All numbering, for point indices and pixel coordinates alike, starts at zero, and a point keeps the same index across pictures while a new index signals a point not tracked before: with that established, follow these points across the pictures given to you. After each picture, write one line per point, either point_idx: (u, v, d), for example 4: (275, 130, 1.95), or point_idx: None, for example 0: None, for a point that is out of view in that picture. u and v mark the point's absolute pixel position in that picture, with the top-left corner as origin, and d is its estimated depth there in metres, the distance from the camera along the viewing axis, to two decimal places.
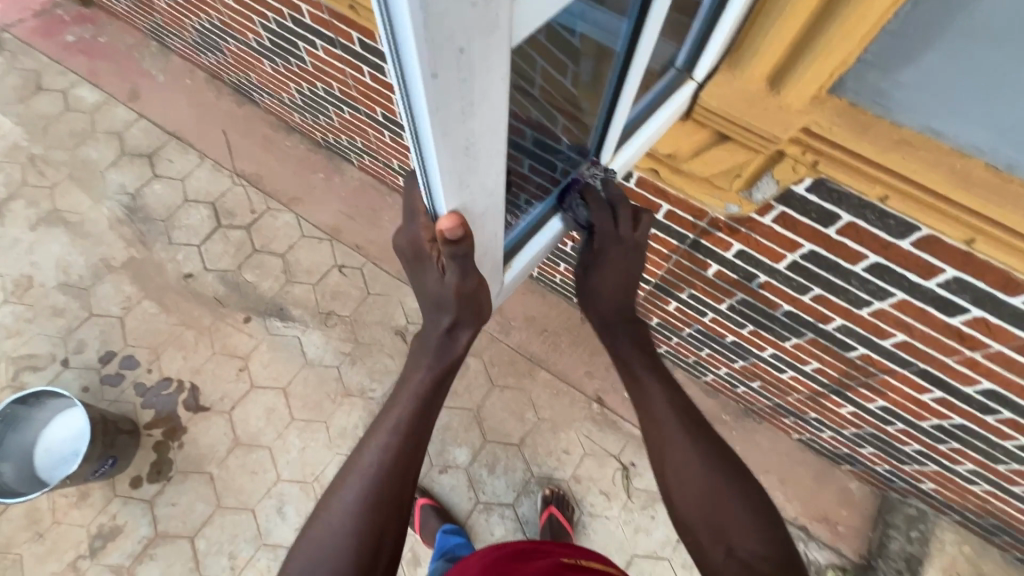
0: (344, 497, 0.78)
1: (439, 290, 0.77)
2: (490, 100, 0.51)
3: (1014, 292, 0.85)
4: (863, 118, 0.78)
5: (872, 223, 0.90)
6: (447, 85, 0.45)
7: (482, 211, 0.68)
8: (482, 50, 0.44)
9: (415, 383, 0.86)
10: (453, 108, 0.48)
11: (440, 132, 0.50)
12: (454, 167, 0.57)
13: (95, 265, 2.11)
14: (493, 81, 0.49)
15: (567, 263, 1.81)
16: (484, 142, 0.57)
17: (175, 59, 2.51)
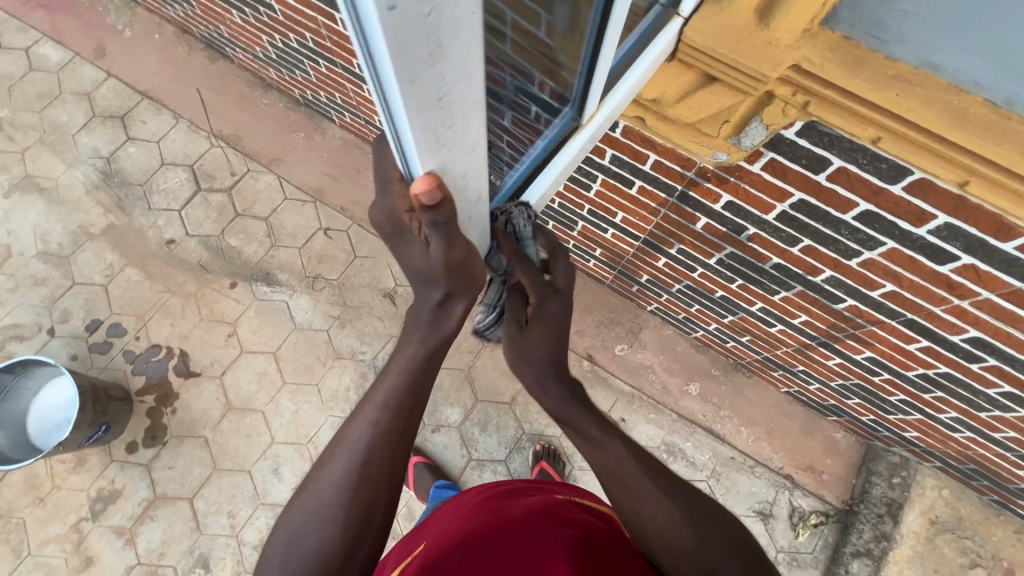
0: (332, 467, 0.73)
1: (425, 265, 0.64)
2: (463, 38, 0.41)
3: (1006, 237, 0.83)
4: (856, 52, 0.73)
5: (864, 167, 0.87)
6: (409, 19, 0.35)
7: (465, 173, 0.58)
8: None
9: (405, 356, 0.75)
10: (419, 50, 0.38)
11: (406, 81, 0.40)
12: (428, 125, 0.46)
13: (74, 232, 2.06)
14: (465, 11, 0.39)
15: (556, 221, 1.77)
16: (458, 91, 0.46)
17: (140, 12, 2.37)
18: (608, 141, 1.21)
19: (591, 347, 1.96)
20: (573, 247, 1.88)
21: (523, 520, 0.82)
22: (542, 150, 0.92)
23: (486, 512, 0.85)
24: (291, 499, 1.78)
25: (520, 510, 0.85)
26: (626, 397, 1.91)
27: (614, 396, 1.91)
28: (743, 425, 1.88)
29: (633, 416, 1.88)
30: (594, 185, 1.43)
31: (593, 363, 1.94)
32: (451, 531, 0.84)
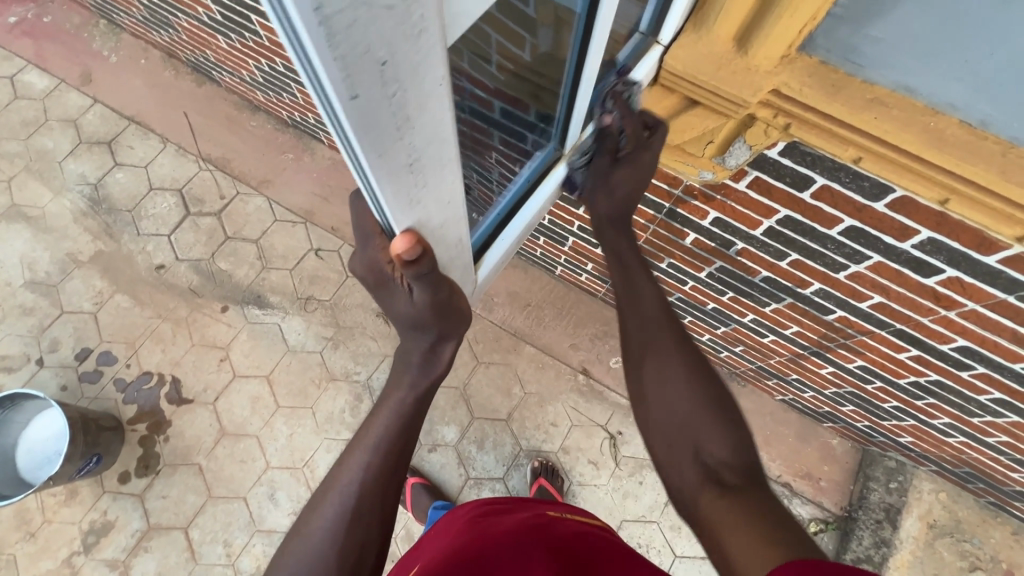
0: (322, 514, 0.73)
1: (411, 311, 0.68)
2: (432, 110, 0.42)
3: (988, 250, 0.84)
4: (834, 77, 0.74)
5: (846, 185, 0.88)
6: (373, 102, 0.36)
7: (442, 224, 0.59)
8: (411, 53, 0.35)
9: (395, 402, 0.79)
10: (386, 126, 0.39)
11: (373, 151, 0.40)
12: (400, 189, 0.47)
13: (62, 260, 2.05)
14: (430, 85, 0.40)
15: (547, 237, 1.78)
16: (429, 154, 0.47)
17: (126, 37, 2.38)
18: None
19: (586, 360, 1.96)
20: (565, 262, 1.88)
21: (513, 539, 0.80)
22: (524, 183, 0.93)
23: (476, 531, 0.83)
24: (287, 525, 1.76)
25: (509, 527, 0.83)
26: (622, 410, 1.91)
27: (610, 409, 1.91)
28: None
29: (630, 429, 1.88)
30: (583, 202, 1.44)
31: (588, 377, 1.94)
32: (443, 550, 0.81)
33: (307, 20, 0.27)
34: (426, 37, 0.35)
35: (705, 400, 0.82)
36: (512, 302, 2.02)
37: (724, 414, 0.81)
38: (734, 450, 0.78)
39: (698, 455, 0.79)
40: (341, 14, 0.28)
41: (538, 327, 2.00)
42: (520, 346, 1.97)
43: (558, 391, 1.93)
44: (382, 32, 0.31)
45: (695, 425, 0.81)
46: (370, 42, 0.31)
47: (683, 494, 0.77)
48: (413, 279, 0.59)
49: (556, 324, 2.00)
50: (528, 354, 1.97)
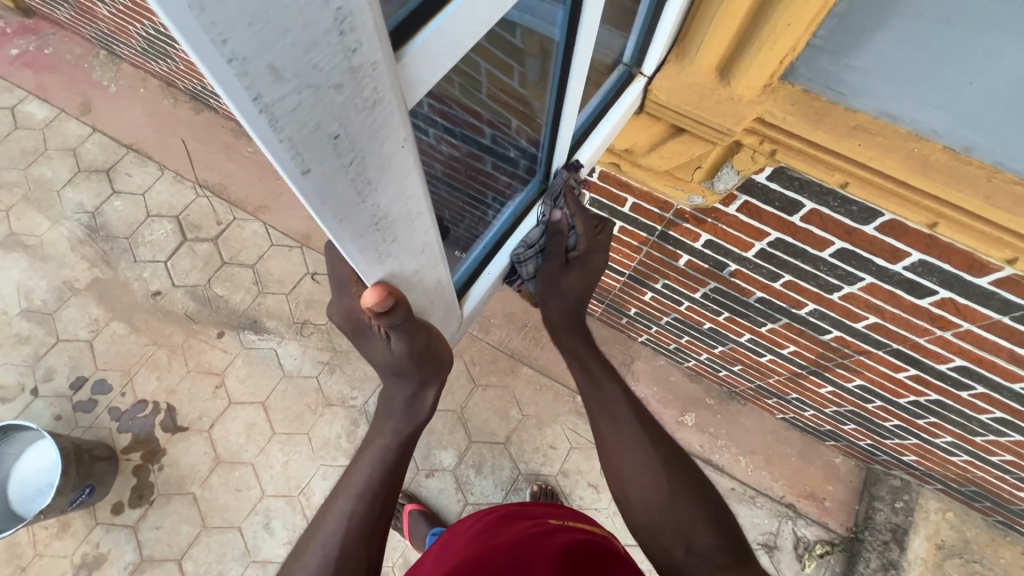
0: (307, 565, 0.70)
1: (389, 356, 0.68)
2: (394, 172, 0.42)
3: (980, 272, 0.84)
4: (817, 105, 0.75)
5: (835, 209, 0.88)
6: (329, 173, 0.37)
7: (417, 270, 0.58)
8: (366, 124, 0.36)
9: (378, 449, 0.78)
10: (345, 193, 0.39)
11: (334, 217, 0.41)
12: (367, 245, 0.47)
13: (58, 288, 2.05)
14: (392, 149, 0.40)
15: None
16: (397, 211, 0.47)
17: (126, 67, 2.41)
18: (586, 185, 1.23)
19: None
20: None
21: (516, 548, 0.77)
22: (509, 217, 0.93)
23: (478, 544, 0.81)
24: (282, 556, 1.72)
25: (511, 537, 0.81)
26: None
27: None
28: (742, 454, 1.85)
29: None
30: None
31: None
32: (446, 563, 0.80)
33: (245, 109, 0.28)
34: (379, 112, 0.36)
35: (679, 493, 0.89)
36: (509, 322, 2.02)
37: (704, 505, 0.88)
38: (718, 536, 0.84)
39: (686, 546, 0.84)
40: (281, 99, 0.29)
41: (535, 348, 1.99)
42: (517, 368, 1.96)
43: (556, 413, 1.91)
44: (330, 110, 0.32)
45: (676, 515, 0.87)
46: (318, 120, 0.32)
47: (670, 569, 0.84)
48: (388, 328, 0.59)
49: (553, 345, 1.99)
50: (525, 376, 1.95)
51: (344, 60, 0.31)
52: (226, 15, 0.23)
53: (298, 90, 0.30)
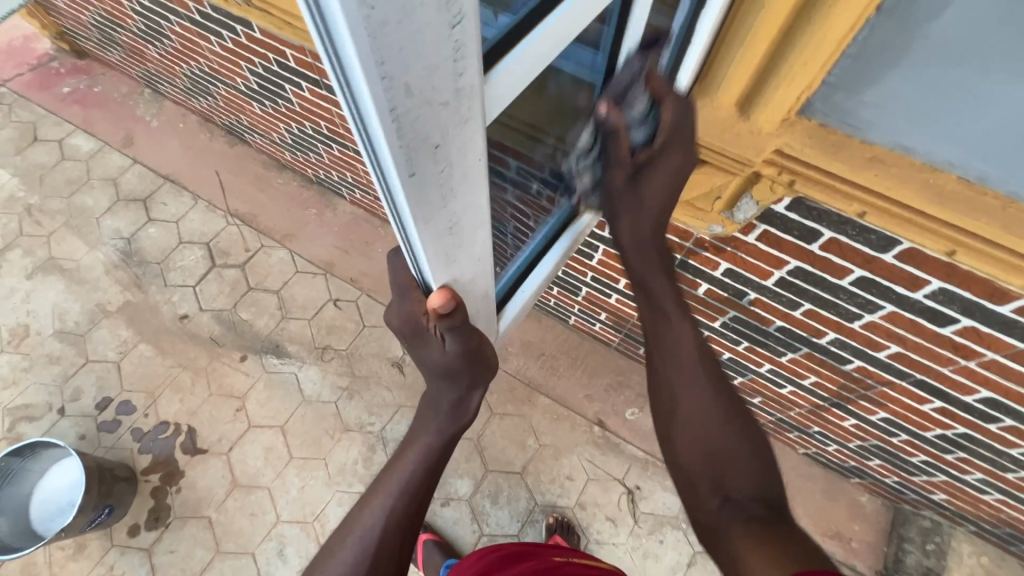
0: (341, 561, 0.72)
1: (443, 361, 0.70)
2: (471, 181, 0.47)
3: (1001, 300, 0.85)
4: (832, 138, 0.79)
5: (853, 238, 0.91)
6: (426, 178, 0.41)
7: (471, 278, 0.62)
8: (459, 137, 0.41)
9: (421, 446, 0.80)
10: (434, 197, 0.44)
11: (421, 221, 0.45)
12: (440, 248, 0.51)
13: (91, 310, 2.12)
14: (473, 160, 0.45)
15: (561, 287, 1.81)
16: (467, 219, 0.51)
17: (168, 104, 2.56)
18: None
19: (601, 412, 1.94)
20: (578, 311, 1.91)
21: None
22: (543, 238, 1.03)
23: None
24: None
25: None
26: (640, 463, 1.86)
27: (627, 463, 1.86)
28: None
29: (649, 484, 1.83)
30: (597, 254, 1.49)
31: (604, 429, 1.91)
32: None
33: (383, 116, 0.33)
34: (470, 127, 0.41)
35: (732, 430, 0.82)
36: (527, 352, 2.04)
37: (756, 456, 0.81)
38: (761, 487, 0.78)
39: (724, 496, 0.78)
40: (408, 110, 0.34)
41: (552, 377, 2.00)
42: (534, 397, 1.96)
43: (573, 443, 1.90)
44: (437, 122, 0.37)
45: (717, 446, 0.81)
46: (428, 133, 0.37)
47: (702, 497, 0.80)
48: (446, 331, 0.61)
49: (570, 375, 2.00)
50: (542, 405, 1.95)
51: (455, 80, 0.36)
52: (385, 40, 0.28)
53: (419, 104, 0.34)
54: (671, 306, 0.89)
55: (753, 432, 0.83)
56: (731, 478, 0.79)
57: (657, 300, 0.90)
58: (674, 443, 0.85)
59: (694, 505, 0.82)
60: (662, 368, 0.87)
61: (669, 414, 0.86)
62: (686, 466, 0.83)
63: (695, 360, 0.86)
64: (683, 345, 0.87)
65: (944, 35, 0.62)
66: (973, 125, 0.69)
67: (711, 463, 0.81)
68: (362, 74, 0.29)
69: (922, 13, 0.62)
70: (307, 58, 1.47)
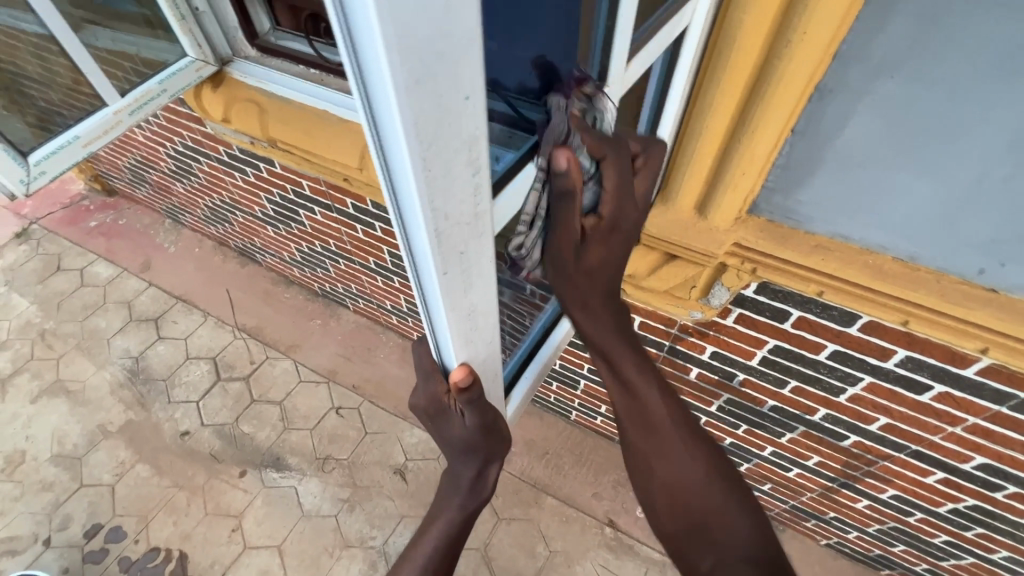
0: None
1: (463, 435, 0.75)
2: (485, 278, 0.57)
3: (963, 363, 0.92)
4: (781, 231, 0.92)
5: (819, 314, 1.00)
6: (454, 278, 0.51)
7: (484, 357, 0.69)
8: (478, 246, 0.52)
9: (444, 521, 0.82)
10: (458, 292, 0.53)
11: (449, 307, 0.53)
12: (461, 333, 0.59)
13: (92, 431, 2.12)
14: (488, 263, 0.55)
15: (560, 382, 1.86)
16: (483, 308, 0.60)
17: (186, 231, 2.78)
18: None
19: (611, 511, 1.88)
20: (579, 405, 1.93)
21: None
22: (539, 329, 1.11)
23: None
24: None
25: None
26: (657, 566, 1.77)
27: (643, 566, 1.77)
28: None
29: None
30: None
31: (616, 530, 1.84)
32: None
33: (429, 232, 0.44)
34: (486, 238, 0.52)
35: (717, 491, 0.77)
36: (530, 451, 2.02)
37: (741, 514, 0.75)
38: (750, 543, 0.73)
39: (716, 556, 0.73)
40: (446, 228, 0.45)
41: (558, 476, 1.96)
42: (541, 499, 1.91)
43: (584, 547, 1.81)
44: (464, 236, 0.48)
45: (706, 514, 0.75)
46: (457, 241, 0.48)
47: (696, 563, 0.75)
48: (465, 405, 0.68)
49: (576, 472, 1.96)
50: (550, 506, 1.89)
51: (477, 204, 0.47)
52: (434, 184, 0.40)
53: (453, 224, 0.46)
54: (632, 370, 0.78)
55: (734, 489, 0.78)
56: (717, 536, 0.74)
57: (618, 369, 0.78)
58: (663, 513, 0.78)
59: (689, 575, 0.76)
60: (634, 431, 0.79)
61: (647, 485, 0.80)
62: (677, 538, 0.77)
63: (661, 422, 0.79)
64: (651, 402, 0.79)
65: (846, 148, 0.78)
66: (893, 213, 0.81)
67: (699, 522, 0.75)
68: (419, 202, 0.40)
69: (827, 132, 0.77)
70: (322, 186, 1.67)
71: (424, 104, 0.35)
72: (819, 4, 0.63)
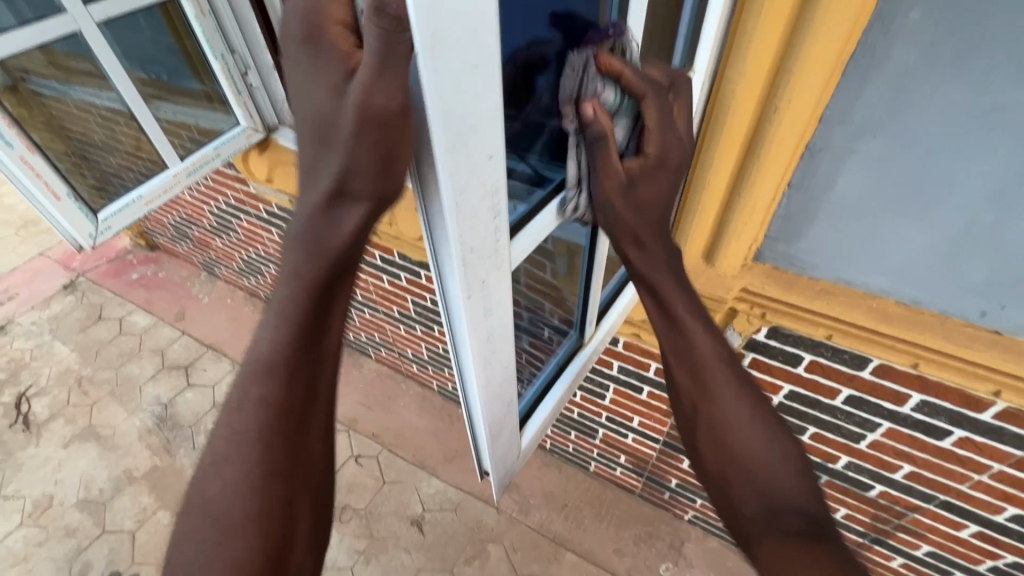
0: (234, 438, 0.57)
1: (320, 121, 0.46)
2: (502, 307, 0.61)
3: (979, 407, 0.93)
4: (786, 277, 0.97)
5: (830, 358, 1.02)
6: (476, 305, 0.56)
7: (502, 386, 0.70)
8: (496, 278, 0.57)
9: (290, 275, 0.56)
10: (480, 320, 0.58)
11: (472, 333, 0.58)
12: (482, 360, 0.62)
13: (118, 476, 2.16)
14: (504, 294, 0.61)
15: (578, 430, 1.86)
16: (500, 339, 0.64)
17: (220, 283, 2.93)
18: (613, 354, 1.42)
19: (634, 569, 1.81)
20: (598, 456, 1.92)
21: None
22: (551, 370, 1.06)
23: None
24: None
25: None
26: None
27: None
28: None
29: None
30: (608, 393, 1.58)
31: None
32: None
33: (458, 260, 0.50)
34: (502, 271, 0.58)
35: (771, 438, 0.74)
36: (549, 503, 1.98)
37: (793, 464, 0.73)
38: (801, 495, 0.71)
39: (762, 504, 0.71)
40: (472, 257, 0.51)
41: (577, 530, 1.91)
42: (560, 554, 1.86)
43: None
44: (485, 266, 0.54)
45: (756, 460, 0.73)
46: (479, 270, 0.54)
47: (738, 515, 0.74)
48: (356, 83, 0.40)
49: (596, 527, 1.92)
50: (569, 562, 1.84)
51: (497, 241, 0.54)
52: (462, 217, 0.47)
53: (477, 255, 0.52)
54: (685, 312, 0.77)
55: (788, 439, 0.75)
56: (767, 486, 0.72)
57: (671, 308, 0.77)
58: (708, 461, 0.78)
59: (731, 519, 0.74)
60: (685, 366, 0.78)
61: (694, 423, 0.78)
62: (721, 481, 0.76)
63: (713, 361, 0.77)
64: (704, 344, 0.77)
65: (840, 199, 0.84)
66: (891, 259, 0.86)
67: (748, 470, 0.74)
68: (448, 227, 0.47)
69: (821, 185, 0.84)
70: None
71: (460, 152, 0.42)
72: (801, 76, 0.72)
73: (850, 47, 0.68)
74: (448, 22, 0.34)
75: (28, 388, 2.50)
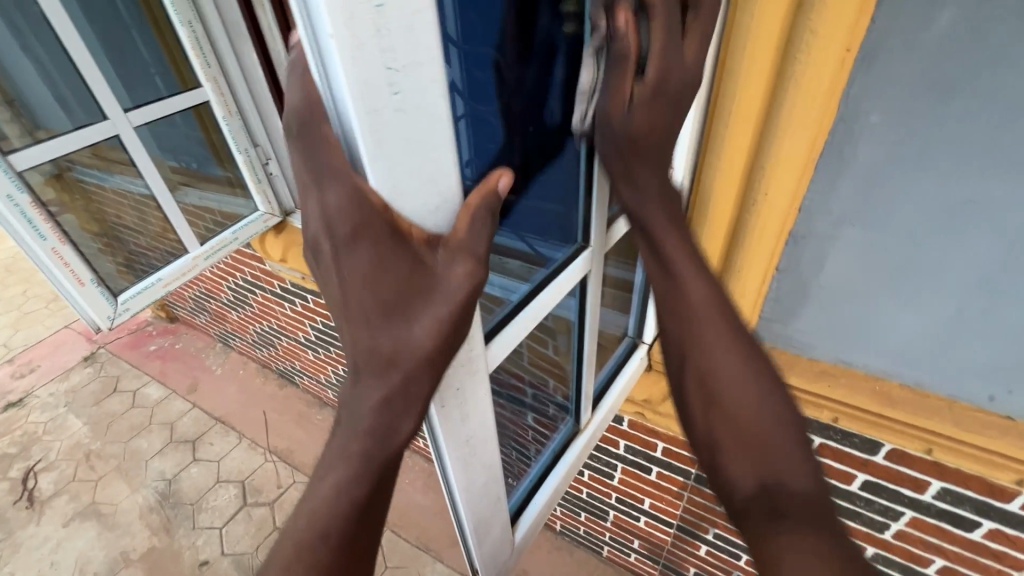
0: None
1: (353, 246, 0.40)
2: (480, 407, 0.62)
3: (1004, 496, 0.87)
4: (784, 357, 0.96)
5: (841, 441, 0.98)
6: (451, 408, 0.56)
7: (487, 485, 0.68)
8: (471, 381, 0.58)
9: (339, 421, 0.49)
10: (456, 421, 0.58)
11: (448, 436, 0.58)
12: (461, 461, 0.61)
13: (113, 558, 2.10)
14: (482, 393, 0.61)
15: (588, 512, 1.77)
16: (480, 437, 0.64)
17: (234, 355, 2.98)
18: (618, 432, 1.39)
19: None
20: (610, 540, 1.81)
21: None
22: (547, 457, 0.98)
23: None
24: None
25: None
26: None
27: None
28: None
29: None
30: (616, 473, 1.52)
31: None
32: None
33: None
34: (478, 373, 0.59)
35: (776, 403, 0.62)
36: None
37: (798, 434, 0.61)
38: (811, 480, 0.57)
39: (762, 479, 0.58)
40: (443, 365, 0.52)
41: None
42: None
43: None
44: (458, 371, 0.55)
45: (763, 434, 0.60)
46: (451, 377, 0.55)
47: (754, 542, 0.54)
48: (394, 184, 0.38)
49: None
50: None
51: (470, 350, 0.56)
52: None
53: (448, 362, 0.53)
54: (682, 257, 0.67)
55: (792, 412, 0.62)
56: (783, 488, 0.56)
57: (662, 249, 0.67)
58: (718, 465, 0.62)
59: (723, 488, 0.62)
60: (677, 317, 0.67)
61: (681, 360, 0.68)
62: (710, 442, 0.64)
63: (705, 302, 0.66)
64: (701, 310, 0.66)
65: (829, 282, 0.85)
66: (887, 341, 0.86)
67: (766, 471, 0.58)
68: None
69: (809, 268, 0.86)
70: None
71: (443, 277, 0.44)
72: (776, 173, 0.76)
73: (817, 147, 0.72)
74: (416, 162, 0.38)
75: (37, 463, 2.50)
